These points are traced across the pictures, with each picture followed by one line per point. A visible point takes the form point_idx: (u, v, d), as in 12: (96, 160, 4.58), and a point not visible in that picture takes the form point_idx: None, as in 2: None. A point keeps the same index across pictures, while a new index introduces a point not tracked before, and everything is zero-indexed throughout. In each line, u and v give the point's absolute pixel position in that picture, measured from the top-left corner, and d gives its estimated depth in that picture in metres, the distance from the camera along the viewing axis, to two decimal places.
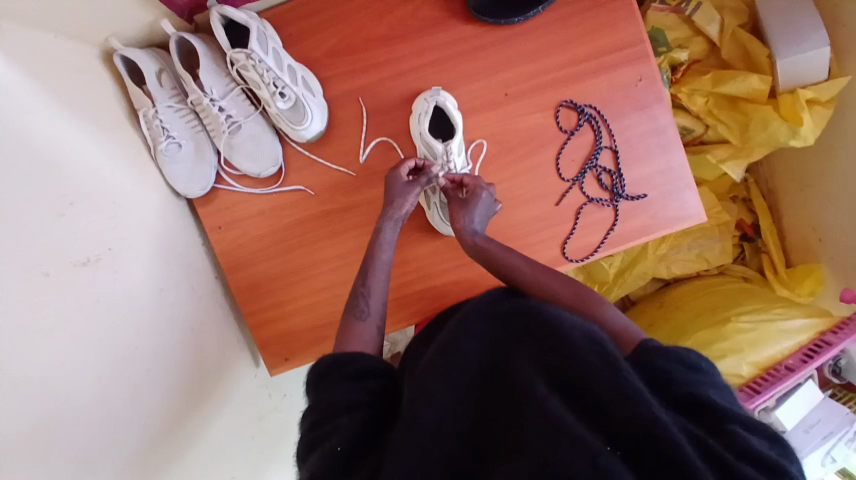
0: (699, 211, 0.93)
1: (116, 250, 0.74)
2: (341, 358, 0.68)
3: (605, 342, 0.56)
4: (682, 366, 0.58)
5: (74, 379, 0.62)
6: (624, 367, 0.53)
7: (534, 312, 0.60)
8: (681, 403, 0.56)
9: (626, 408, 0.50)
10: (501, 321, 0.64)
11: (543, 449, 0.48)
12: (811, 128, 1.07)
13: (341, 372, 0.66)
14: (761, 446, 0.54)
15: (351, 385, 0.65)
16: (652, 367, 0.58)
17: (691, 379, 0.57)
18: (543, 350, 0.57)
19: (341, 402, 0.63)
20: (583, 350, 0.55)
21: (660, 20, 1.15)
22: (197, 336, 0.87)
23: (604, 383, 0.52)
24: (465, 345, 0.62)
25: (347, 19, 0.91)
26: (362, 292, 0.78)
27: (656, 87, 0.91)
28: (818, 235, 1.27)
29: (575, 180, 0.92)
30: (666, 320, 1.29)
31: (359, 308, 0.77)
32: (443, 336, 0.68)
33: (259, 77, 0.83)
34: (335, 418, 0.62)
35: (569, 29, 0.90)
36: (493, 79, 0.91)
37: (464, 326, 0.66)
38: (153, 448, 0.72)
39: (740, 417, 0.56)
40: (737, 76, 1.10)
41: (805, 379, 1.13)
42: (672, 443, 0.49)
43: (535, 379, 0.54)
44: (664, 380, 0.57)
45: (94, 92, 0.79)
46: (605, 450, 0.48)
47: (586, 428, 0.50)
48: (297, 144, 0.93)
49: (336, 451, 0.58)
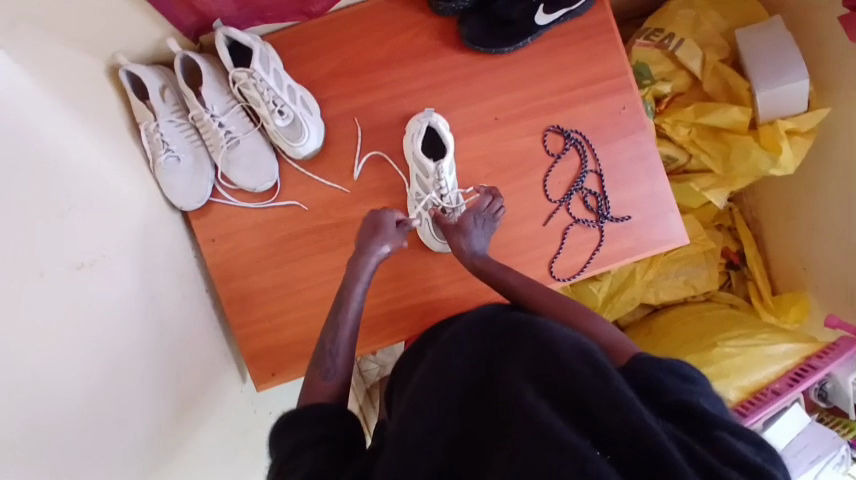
0: (682, 234, 0.96)
1: (110, 256, 0.76)
2: (302, 408, 0.67)
3: (595, 352, 0.57)
4: (675, 377, 0.60)
5: (63, 377, 0.62)
6: (613, 373, 0.54)
7: (526, 329, 0.63)
8: (669, 410, 0.57)
9: (616, 415, 0.50)
10: (492, 338, 0.65)
11: (531, 455, 0.48)
12: (790, 158, 1.12)
13: (305, 414, 0.65)
14: (747, 450, 0.54)
15: (316, 424, 0.64)
16: (644, 376, 0.60)
17: (682, 388, 0.59)
18: (533, 362, 0.58)
19: (307, 439, 0.63)
20: (571, 360, 0.56)
21: (645, 54, 1.20)
22: (186, 345, 0.87)
23: (592, 390, 0.52)
24: (457, 361, 0.63)
25: (346, 45, 0.95)
26: (329, 351, 0.76)
27: (640, 115, 0.95)
28: (803, 264, 1.30)
29: (562, 202, 0.95)
30: (655, 348, 1.31)
31: (324, 369, 0.74)
32: (434, 352, 0.68)
33: (259, 95, 0.86)
34: (300, 454, 0.61)
35: (556, 59, 0.95)
36: (484, 104, 0.95)
37: (457, 342, 0.67)
38: (137, 455, 0.71)
39: (728, 423, 0.56)
40: (718, 108, 1.15)
41: (790, 403, 1.14)
42: (661, 450, 0.48)
43: (524, 388, 0.55)
44: (655, 387, 0.59)
45: (100, 104, 0.82)
46: (595, 455, 0.47)
47: (577, 435, 0.50)
48: (293, 161, 0.96)
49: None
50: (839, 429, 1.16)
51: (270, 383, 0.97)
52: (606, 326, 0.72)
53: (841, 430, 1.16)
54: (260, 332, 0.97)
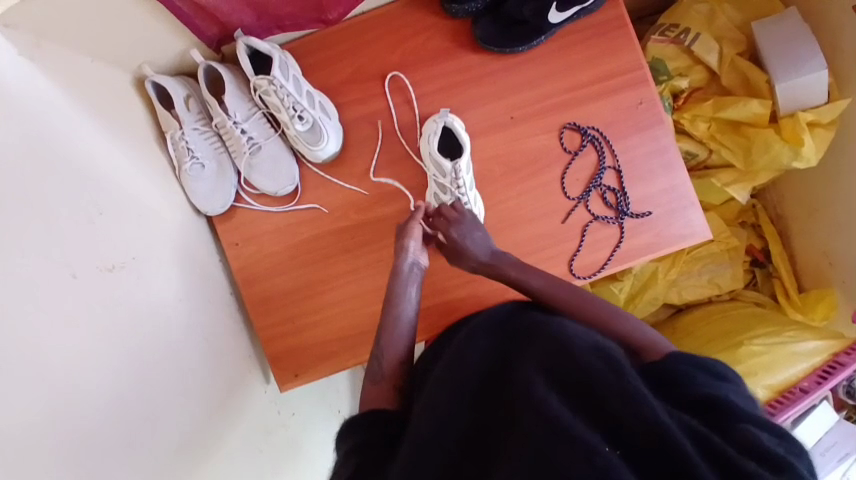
0: (704, 228, 0.95)
1: (140, 259, 0.78)
2: (352, 417, 0.68)
3: (612, 352, 0.55)
4: (707, 374, 0.58)
5: (95, 374, 0.65)
6: (626, 368, 0.53)
7: (541, 327, 0.60)
8: (690, 404, 0.55)
9: (627, 408, 0.49)
10: (510, 337, 0.64)
11: (541, 449, 0.47)
12: (813, 150, 1.10)
13: (355, 422, 0.67)
14: (769, 443, 0.51)
15: (365, 428, 0.65)
16: (668, 371, 0.59)
17: (706, 382, 0.57)
18: (547, 354, 0.56)
19: (354, 444, 0.64)
20: (584, 354, 0.54)
21: (660, 50, 1.20)
22: (211, 346, 0.89)
23: (606, 384, 0.51)
24: (472, 359, 0.62)
25: (362, 50, 0.97)
26: (377, 353, 0.78)
27: (657, 110, 0.95)
28: (829, 259, 1.27)
29: (580, 199, 0.95)
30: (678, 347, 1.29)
31: (372, 371, 0.76)
32: (451, 353, 0.67)
33: (279, 101, 0.88)
34: (348, 460, 0.63)
35: (570, 57, 0.95)
36: (499, 104, 0.96)
37: (471, 344, 0.65)
38: (164, 452, 0.73)
39: (749, 416, 0.53)
40: (738, 101, 1.14)
41: (820, 400, 1.12)
42: (675, 443, 0.46)
43: (535, 380, 0.53)
44: (679, 380, 0.57)
45: (127, 114, 0.85)
46: (605, 448, 0.46)
47: (588, 429, 0.48)
48: (313, 165, 0.97)
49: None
50: None
51: (293, 385, 0.98)
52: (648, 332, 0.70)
53: None
54: (283, 334, 0.98)
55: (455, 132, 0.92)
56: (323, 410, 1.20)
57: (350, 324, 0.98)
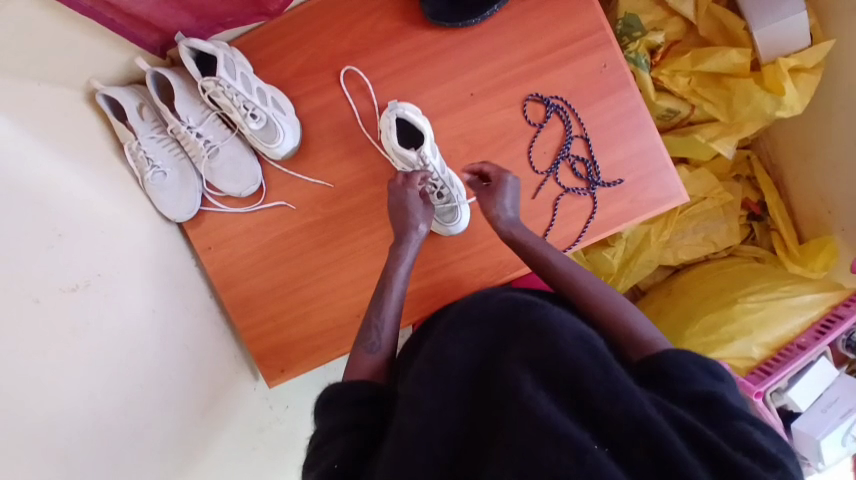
0: (680, 191, 0.92)
1: (105, 275, 0.79)
2: (341, 387, 0.64)
3: (596, 343, 0.53)
4: (707, 373, 0.56)
5: (68, 396, 0.66)
6: (615, 365, 0.50)
7: (525, 314, 0.57)
8: (690, 398, 0.53)
9: (617, 404, 0.47)
10: (491, 324, 0.60)
11: (528, 449, 0.44)
12: (795, 97, 1.04)
13: (342, 397, 0.62)
14: (764, 441, 0.51)
15: (352, 407, 0.61)
16: (672, 362, 0.56)
17: (708, 380, 0.56)
18: (531, 346, 0.52)
19: (340, 425, 0.60)
20: (571, 349, 0.50)
21: (632, 5, 1.14)
22: (192, 352, 0.91)
23: (595, 380, 0.48)
24: (453, 351, 0.57)
25: (312, 39, 0.95)
26: (375, 325, 0.76)
27: (621, 72, 0.91)
28: (828, 207, 1.20)
29: (549, 172, 0.93)
30: (674, 307, 1.26)
31: (370, 342, 0.75)
32: (429, 347, 0.62)
33: (229, 101, 0.87)
34: (334, 439, 0.59)
35: (526, 24, 0.91)
36: (457, 81, 0.93)
37: (452, 334, 0.61)
38: (148, 463, 0.75)
39: (746, 415, 0.53)
40: (715, 52, 1.08)
41: (818, 357, 1.08)
42: (665, 441, 0.45)
43: (522, 376, 0.50)
44: (679, 375, 0.55)
45: (81, 131, 0.85)
46: (594, 447, 0.44)
47: (577, 426, 0.46)
48: (275, 162, 0.97)
49: (332, 469, 0.55)
50: None
51: (280, 381, 1.00)
52: (644, 321, 0.68)
53: None
54: (266, 332, 1.00)
55: (410, 120, 0.88)
56: None
57: (329, 317, 0.98)
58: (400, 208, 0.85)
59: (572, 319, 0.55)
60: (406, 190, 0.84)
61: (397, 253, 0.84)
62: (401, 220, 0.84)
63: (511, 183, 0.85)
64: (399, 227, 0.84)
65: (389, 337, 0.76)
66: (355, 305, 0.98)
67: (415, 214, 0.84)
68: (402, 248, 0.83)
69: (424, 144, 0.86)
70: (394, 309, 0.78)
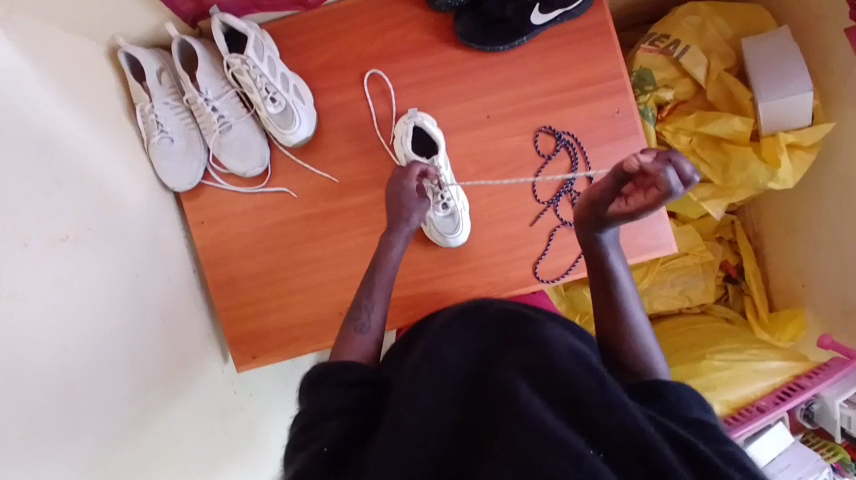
0: (670, 242, 0.95)
1: (96, 232, 0.78)
2: (329, 367, 0.69)
3: (591, 359, 0.55)
4: (692, 397, 0.60)
5: (37, 343, 0.64)
6: (609, 377, 0.52)
7: (520, 326, 0.62)
8: (677, 417, 0.57)
9: (611, 417, 0.49)
10: (487, 334, 0.64)
11: (525, 449, 0.46)
12: (789, 172, 1.10)
13: (332, 378, 0.67)
14: (750, 460, 0.53)
15: (343, 391, 0.66)
16: (653, 389, 0.60)
17: (691, 406, 0.59)
18: (525, 357, 0.56)
19: (331, 408, 0.64)
20: (567, 362, 0.53)
21: (648, 60, 1.19)
22: (167, 323, 0.89)
23: (589, 392, 0.50)
24: (448, 354, 0.61)
25: (342, 37, 0.96)
26: (365, 306, 0.79)
27: (633, 120, 0.94)
28: (802, 281, 1.26)
29: (550, 203, 0.95)
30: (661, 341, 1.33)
31: (360, 321, 0.77)
32: (427, 346, 0.67)
33: (252, 81, 0.87)
34: (325, 422, 0.63)
35: (551, 60, 0.94)
36: (476, 102, 0.95)
37: (448, 339, 0.65)
38: (107, 429, 0.72)
39: (730, 437, 0.55)
40: (720, 117, 1.14)
41: (776, 421, 1.09)
42: (656, 453, 0.47)
43: (517, 381, 0.53)
44: (663, 395, 0.59)
45: (96, 85, 0.84)
46: (590, 453, 0.46)
47: (572, 432, 0.48)
48: (285, 148, 0.97)
49: (322, 452, 0.59)
50: (823, 451, 1.09)
51: (251, 366, 0.98)
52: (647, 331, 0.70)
53: (826, 453, 1.08)
54: (245, 316, 0.99)
55: (425, 130, 0.91)
56: (284, 394, 1.21)
57: (311, 311, 0.98)
58: (396, 198, 0.86)
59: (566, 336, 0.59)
60: (402, 183, 0.86)
61: (387, 243, 0.85)
62: (394, 210, 0.86)
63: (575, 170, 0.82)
64: (391, 219, 0.86)
65: (379, 318, 0.78)
66: (339, 303, 0.98)
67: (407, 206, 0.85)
68: (393, 238, 0.85)
69: (436, 154, 0.91)
70: (384, 291, 0.81)
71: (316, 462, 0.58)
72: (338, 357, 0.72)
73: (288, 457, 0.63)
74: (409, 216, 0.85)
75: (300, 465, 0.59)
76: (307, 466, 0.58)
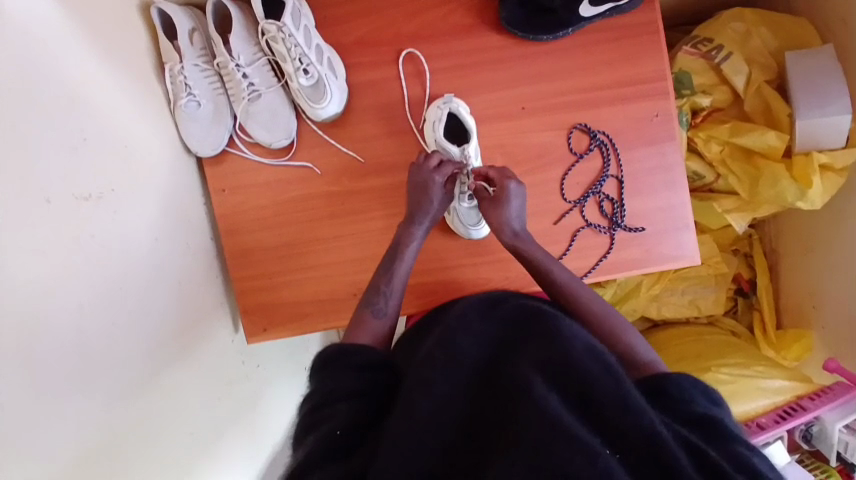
0: (694, 253, 0.94)
1: (119, 192, 0.76)
2: (346, 349, 0.67)
3: (606, 356, 0.53)
4: (704, 396, 0.58)
5: (58, 302, 0.62)
6: (627, 380, 0.50)
7: (536, 317, 0.58)
8: (685, 419, 0.55)
9: (627, 417, 0.47)
10: (501, 321, 0.61)
11: (538, 444, 0.44)
12: (819, 192, 1.07)
13: (346, 360, 0.66)
14: (764, 466, 0.51)
15: (354, 373, 0.64)
16: (667, 389, 0.58)
17: (707, 406, 0.57)
18: (542, 350, 0.53)
19: (343, 390, 0.62)
20: (584, 359, 0.51)
21: (689, 63, 1.16)
22: (182, 288, 0.88)
23: (606, 391, 0.48)
24: (463, 340, 0.57)
25: (381, 12, 0.93)
26: (383, 291, 0.80)
27: (671, 125, 0.92)
28: (813, 301, 1.25)
29: (576, 203, 0.93)
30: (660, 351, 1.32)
31: (376, 306, 0.77)
32: (439, 330, 0.63)
33: (286, 51, 0.85)
34: (336, 404, 0.61)
35: (593, 55, 0.92)
36: (512, 92, 0.93)
37: (462, 322, 0.61)
38: (121, 392, 0.71)
39: (744, 440, 0.53)
40: (755, 130, 1.11)
41: (775, 439, 1.10)
42: (671, 457, 0.45)
43: (532, 375, 0.50)
44: (679, 397, 0.57)
45: (127, 40, 0.82)
46: (604, 452, 0.44)
47: (586, 430, 0.46)
48: (313, 122, 0.95)
49: (334, 435, 0.56)
50: (817, 473, 1.09)
51: (261, 338, 0.98)
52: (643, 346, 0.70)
53: (820, 474, 1.09)
54: (259, 288, 0.98)
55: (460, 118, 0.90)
56: (287, 366, 1.21)
57: (325, 289, 0.97)
58: (420, 188, 0.86)
59: (585, 333, 0.55)
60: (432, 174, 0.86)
61: (409, 231, 0.87)
62: (415, 199, 0.87)
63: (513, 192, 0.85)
64: (412, 208, 0.87)
65: (396, 304, 0.79)
66: (354, 283, 0.97)
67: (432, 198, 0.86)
68: (414, 229, 0.87)
69: (467, 143, 0.90)
70: (402, 280, 0.82)
71: (322, 443, 0.56)
72: (351, 339, 0.71)
73: (298, 438, 0.62)
74: (431, 208, 0.87)
75: (308, 447, 0.57)
76: (316, 448, 0.56)
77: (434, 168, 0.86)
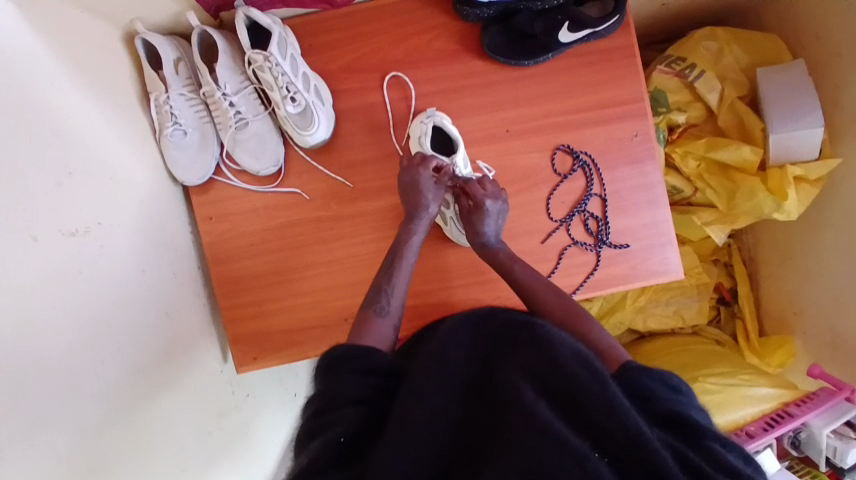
0: (678, 268, 0.96)
1: (106, 225, 0.75)
2: (349, 350, 0.64)
3: (594, 361, 0.53)
4: (664, 386, 0.57)
5: (46, 344, 0.61)
6: (610, 381, 0.50)
7: (526, 326, 0.58)
8: (663, 419, 0.54)
9: (612, 419, 0.47)
10: (493, 331, 0.60)
11: (529, 451, 0.44)
12: (795, 204, 1.11)
13: (348, 363, 0.63)
14: (737, 462, 0.51)
15: (361, 376, 0.61)
16: (635, 384, 0.57)
17: (672, 398, 0.56)
18: (531, 357, 0.53)
19: (346, 394, 0.59)
20: (570, 365, 0.51)
21: (664, 82, 1.20)
22: (171, 319, 0.87)
23: (592, 395, 0.48)
24: (454, 353, 0.57)
25: (365, 39, 0.95)
26: (385, 290, 0.79)
27: (650, 144, 0.95)
28: (794, 308, 1.29)
29: (563, 222, 0.95)
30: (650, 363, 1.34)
31: (379, 305, 0.77)
32: (431, 342, 0.63)
33: (273, 79, 0.86)
34: (341, 408, 0.58)
35: (574, 79, 0.94)
36: (496, 116, 0.95)
37: (451, 335, 0.61)
38: (111, 433, 0.69)
39: (718, 436, 0.53)
40: (729, 145, 1.15)
41: (764, 447, 1.11)
42: (655, 456, 0.45)
43: (521, 383, 0.50)
44: (646, 395, 0.56)
45: (112, 71, 0.82)
46: (592, 457, 0.44)
47: (575, 436, 0.46)
48: (301, 149, 0.95)
49: (338, 442, 0.54)
50: (807, 479, 1.12)
51: (251, 367, 0.97)
52: (605, 332, 0.70)
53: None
54: (249, 315, 0.97)
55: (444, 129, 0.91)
56: (274, 392, 1.20)
57: (316, 315, 0.97)
58: (412, 188, 0.88)
59: (571, 338, 0.55)
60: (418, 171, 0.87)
61: (408, 228, 0.87)
62: (413, 198, 0.87)
63: (492, 209, 0.87)
64: (411, 206, 0.88)
65: (398, 305, 0.78)
66: (344, 308, 0.97)
67: (425, 194, 0.87)
68: (414, 225, 0.88)
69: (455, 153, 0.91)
70: (404, 280, 0.82)
71: (326, 452, 0.54)
72: (357, 340, 0.70)
73: (301, 444, 0.59)
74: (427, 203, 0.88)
75: (312, 452, 0.55)
76: (321, 457, 0.53)
77: (419, 165, 0.88)
